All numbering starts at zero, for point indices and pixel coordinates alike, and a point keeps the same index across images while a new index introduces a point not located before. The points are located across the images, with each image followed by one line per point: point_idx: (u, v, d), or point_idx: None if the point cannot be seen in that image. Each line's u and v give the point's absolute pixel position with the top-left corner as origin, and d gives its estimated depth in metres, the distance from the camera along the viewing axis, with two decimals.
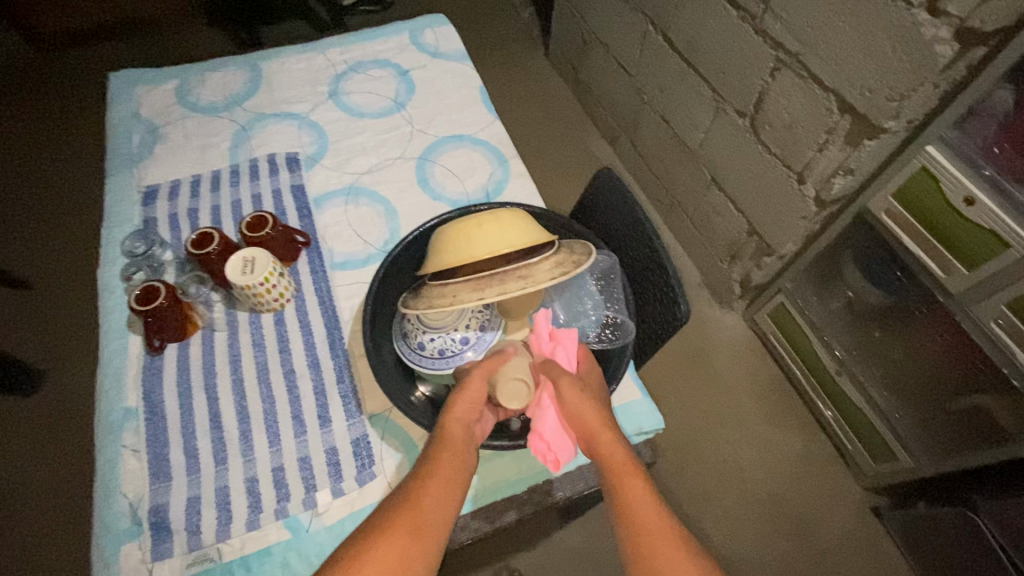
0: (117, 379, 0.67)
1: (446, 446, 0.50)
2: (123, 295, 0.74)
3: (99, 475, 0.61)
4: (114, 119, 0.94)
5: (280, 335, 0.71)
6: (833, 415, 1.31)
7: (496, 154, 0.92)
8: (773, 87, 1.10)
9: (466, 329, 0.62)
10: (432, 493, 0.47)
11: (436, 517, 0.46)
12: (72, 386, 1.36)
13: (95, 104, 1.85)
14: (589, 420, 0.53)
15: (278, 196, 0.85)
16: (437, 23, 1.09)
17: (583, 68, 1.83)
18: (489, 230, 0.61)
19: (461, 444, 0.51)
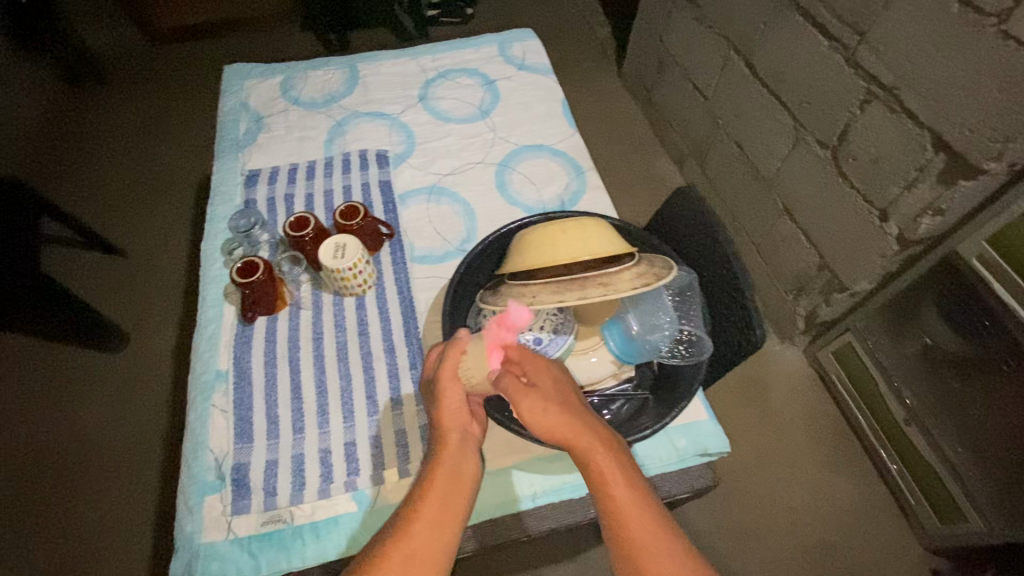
0: (212, 343, 0.73)
1: (440, 471, 0.53)
2: (222, 267, 0.80)
3: (190, 430, 0.66)
4: (224, 107, 1.02)
5: (360, 319, 0.76)
6: (898, 469, 1.24)
7: (573, 165, 0.94)
8: (860, 120, 1.07)
9: (539, 330, 0.64)
10: (430, 520, 0.50)
11: (439, 532, 0.50)
12: (150, 349, 1.47)
13: (196, 93, 2.01)
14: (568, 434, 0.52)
15: (367, 189, 0.90)
16: (524, 37, 1.13)
17: (657, 89, 1.84)
18: (573, 236, 0.62)
19: (453, 470, 0.54)
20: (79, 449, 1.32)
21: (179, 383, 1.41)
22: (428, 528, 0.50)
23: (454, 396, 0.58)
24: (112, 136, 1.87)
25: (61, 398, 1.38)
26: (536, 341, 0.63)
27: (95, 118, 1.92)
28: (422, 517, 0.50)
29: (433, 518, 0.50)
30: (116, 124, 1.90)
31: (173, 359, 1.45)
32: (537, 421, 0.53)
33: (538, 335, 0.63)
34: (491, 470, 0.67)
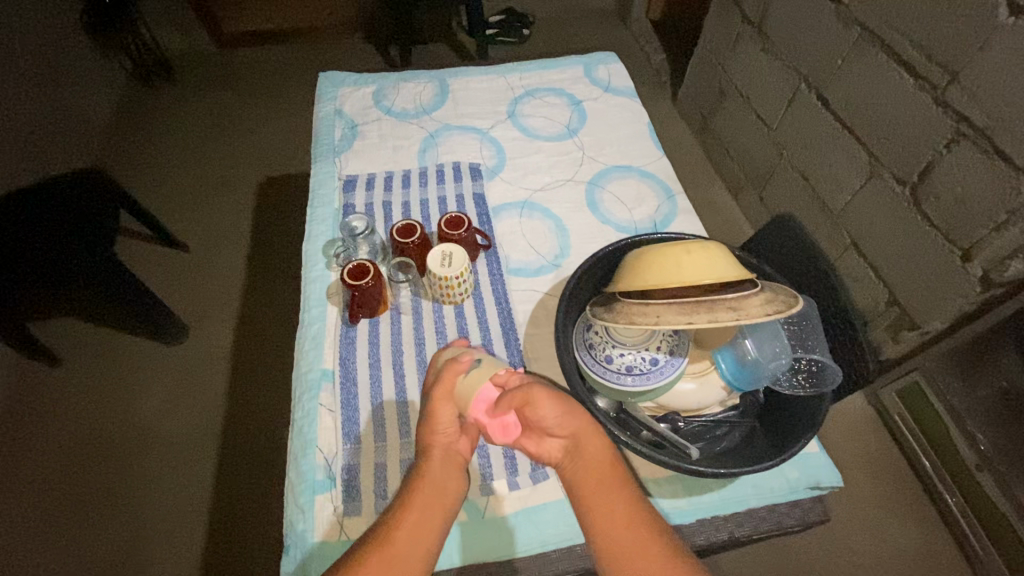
0: (317, 343, 0.74)
1: (424, 474, 0.56)
2: (323, 269, 0.82)
3: (299, 427, 0.67)
4: (319, 113, 1.05)
5: (461, 328, 0.76)
6: (957, 502, 1.22)
7: (663, 188, 0.95)
8: (946, 159, 1.07)
9: (656, 350, 0.64)
10: (408, 521, 0.53)
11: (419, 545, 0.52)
12: (208, 343, 1.48)
13: (260, 96, 2.06)
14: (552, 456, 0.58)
15: (461, 200, 0.91)
16: (609, 61, 1.15)
17: (714, 117, 1.86)
18: (697, 258, 0.63)
19: (438, 472, 0.57)
20: (136, 438, 1.33)
21: (235, 379, 1.42)
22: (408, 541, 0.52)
23: (452, 412, 0.59)
24: (179, 133, 1.93)
25: (121, 386, 1.40)
26: (652, 361, 0.63)
27: (164, 116, 1.98)
28: (403, 526, 0.52)
29: (412, 532, 0.52)
30: (183, 122, 1.96)
31: (230, 354, 1.46)
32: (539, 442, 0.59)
33: (655, 355, 0.63)
34: None
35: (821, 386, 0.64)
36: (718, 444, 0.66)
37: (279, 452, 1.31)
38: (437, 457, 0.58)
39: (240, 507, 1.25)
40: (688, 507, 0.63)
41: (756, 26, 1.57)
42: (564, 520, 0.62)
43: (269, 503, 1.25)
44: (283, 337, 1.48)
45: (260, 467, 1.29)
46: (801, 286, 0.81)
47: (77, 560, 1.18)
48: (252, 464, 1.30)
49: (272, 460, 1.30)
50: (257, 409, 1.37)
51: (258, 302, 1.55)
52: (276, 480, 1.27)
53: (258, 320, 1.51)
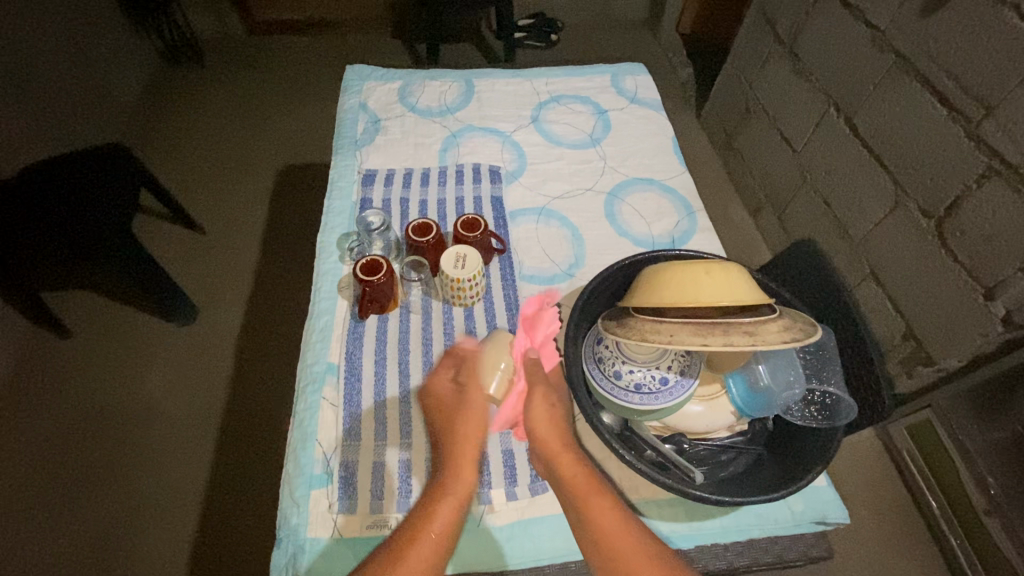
0: (324, 335, 0.74)
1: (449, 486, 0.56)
2: (336, 262, 0.81)
3: (300, 418, 0.67)
4: (344, 105, 1.05)
5: (469, 331, 0.76)
6: (961, 544, 1.19)
7: (684, 204, 0.93)
8: (975, 195, 1.05)
9: (666, 369, 0.62)
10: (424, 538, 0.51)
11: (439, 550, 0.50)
12: (215, 324, 1.49)
13: (286, 83, 2.07)
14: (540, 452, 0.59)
15: (479, 203, 0.90)
16: (637, 72, 1.14)
17: (738, 135, 1.84)
18: (716, 278, 0.61)
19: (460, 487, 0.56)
20: (137, 415, 1.33)
21: (240, 364, 1.42)
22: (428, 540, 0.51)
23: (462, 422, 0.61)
24: (204, 116, 1.95)
25: (127, 362, 1.41)
26: (662, 380, 0.62)
27: (190, 97, 2.00)
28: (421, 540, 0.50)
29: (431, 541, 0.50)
30: (208, 105, 1.98)
31: (237, 339, 1.46)
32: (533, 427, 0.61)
33: (665, 375, 0.62)
34: None
35: (833, 419, 0.62)
36: (723, 471, 0.64)
37: (277, 442, 1.31)
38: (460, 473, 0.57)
39: (234, 494, 1.24)
40: (686, 532, 0.61)
41: (788, 46, 1.55)
42: (563, 536, 0.61)
43: (264, 492, 1.24)
44: (291, 326, 1.48)
45: (258, 455, 1.29)
46: (819, 315, 0.79)
47: (69, 533, 1.18)
48: (250, 451, 1.29)
49: (270, 450, 1.29)
50: (258, 397, 1.37)
51: (269, 289, 1.55)
52: (272, 470, 1.27)
53: (267, 307, 1.52)
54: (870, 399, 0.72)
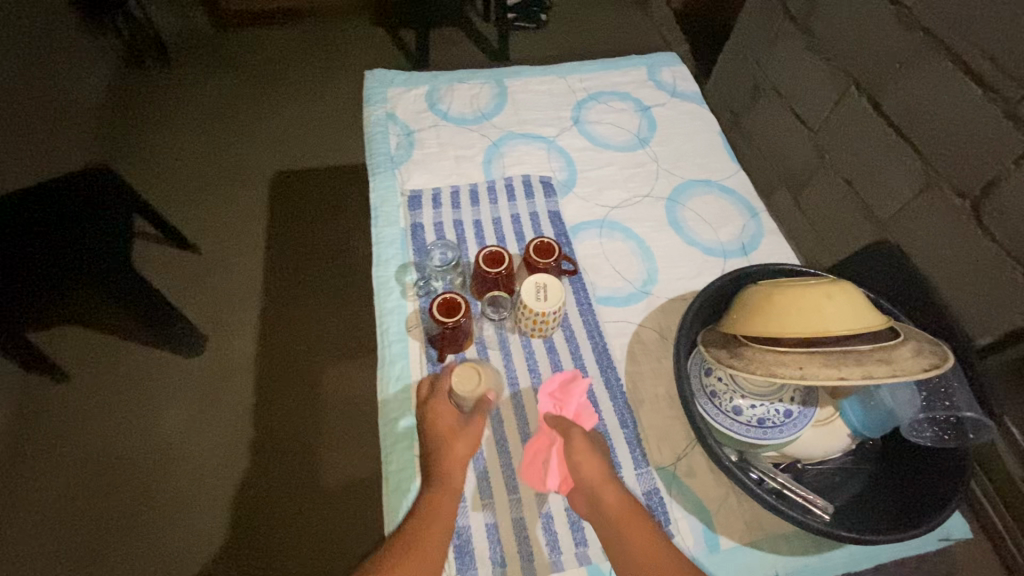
0: (403, 385, 0.68)
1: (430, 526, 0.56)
2: (398, 298, 0.75)
3: (396, 482, 0.62)
4: (370, 116, 0.96)
5: (555, 365, 0.71)
6: None
7: (746, 205, 0.90)
8: (1015, 175, 1.05)
9: (789, 401, 0.60)
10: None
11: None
12: (229, 351, 1.40)
13: (265, 82, 1.93)
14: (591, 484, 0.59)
15: (536, 219, 0.84)
16: (672, 61, 1.09)
17: (745, 114, 1.81)
18: (835, 303, 0.58)
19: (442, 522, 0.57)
20: (157, 459, 1.25)
21: (261, 392, 1.34)
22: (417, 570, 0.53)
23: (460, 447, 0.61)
24: (180, 122, 1.80)
25: (136, 401, 1.31)
26: (785, 413, 0.59)
27: (162, 103, 1.84)
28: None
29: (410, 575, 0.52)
30: (184, 110, 1.83)
31: (254, 366, 1.38)
32: (578, 463, 0.60)
33: (788, 407, 0.59)
34: (726, 549, 0.60)
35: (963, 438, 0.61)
36: (843, 498, 0.62)
37: (312, 471, 1.24)
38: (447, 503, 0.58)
39: (274, 533, 1.18)
40: (818, 565, 0.60)
41: (800, 23, 1.52)
42: None
43: (306, 526, 1.19)
44: (309, 347, 1.40)
45: (294, 487, 1.23)
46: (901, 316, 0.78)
47: None
48: (285, 485, 1.23)
49: (306, 481, 1.23)
50: (284, 426, 1.30)
51: (280, 309, 1.46)
52: (311, 502, 1.21)
53: (281, 328, 1.43)
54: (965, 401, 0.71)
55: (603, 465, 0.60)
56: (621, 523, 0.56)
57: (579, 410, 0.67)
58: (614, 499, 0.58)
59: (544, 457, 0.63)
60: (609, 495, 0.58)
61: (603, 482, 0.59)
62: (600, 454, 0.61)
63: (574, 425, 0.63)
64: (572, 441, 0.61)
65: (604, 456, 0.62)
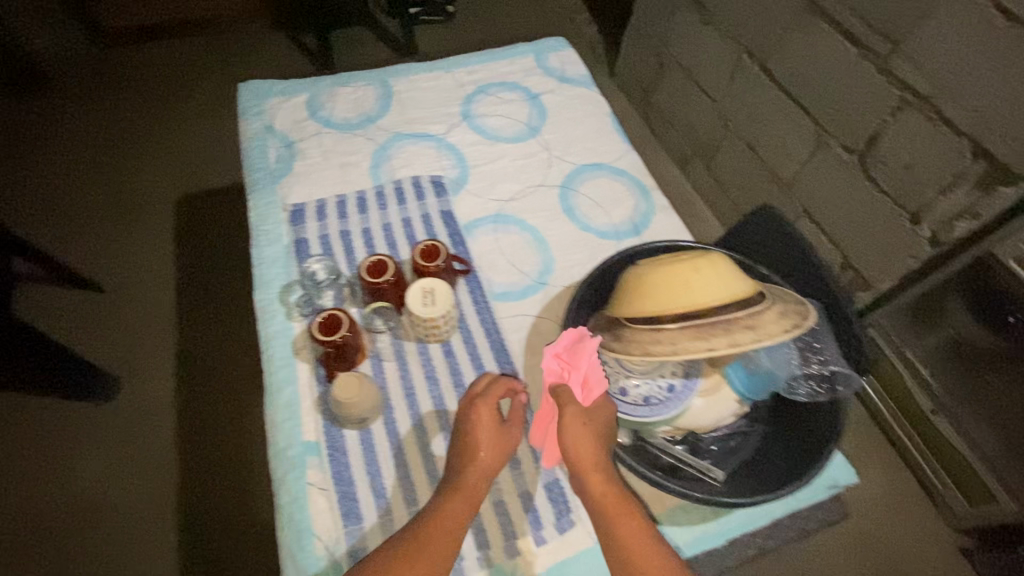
0: (292, 410, 0.65)
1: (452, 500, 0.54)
2: (284, 320, 0.72)
3: (289, 513, 0.59)
4: (247, 131, 0.92)
5: (453, 369, 0.69)
6: (914, 445, 1.30)
7: (638, 184, 0.91)
8: (892, 127, 1.10)
9: (670, 376, 0.61)
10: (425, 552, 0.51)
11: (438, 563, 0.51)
12: (146, 391, 1.32)
13: (161, 102, 1.82)
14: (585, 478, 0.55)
15: (427, 221, 0.82)
16: (560, 46, 1.08)
17: (655, 91, 1.84)
18: (704, 274, 0.59)
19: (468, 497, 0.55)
20: (77, 516, 1.18)
21: (185, 430, 1.28)
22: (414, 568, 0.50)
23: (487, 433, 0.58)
24: (68, 154, 1.68)
25: (47, 458, 1.23)
26: (668, 389, 0.60)
27: (46, 135, 1.71)
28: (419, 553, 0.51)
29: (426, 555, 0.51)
30: (71, 140, 1.70)
31: (174, 404, 1.31)
32: (572, 450, 0.56)
33: (670, 382, 0.60)
34: None
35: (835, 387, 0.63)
36: (736, 462, 0.64)
37: (247, 505, 1.20)
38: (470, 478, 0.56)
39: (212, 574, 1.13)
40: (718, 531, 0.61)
41: None
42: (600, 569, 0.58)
43: (246, 562, 1.14)
44: (232, 376, 1.34)
45: (229, 523, 1.18)
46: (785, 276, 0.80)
47: None
48: (219, 523, 1.18)
49: (241, 515, 1.19)
50: (213, 461, 1.24)
51: (197, 340, 1.39)
52: (249, 536, 1.16)
53: (200, 359, 1.36)
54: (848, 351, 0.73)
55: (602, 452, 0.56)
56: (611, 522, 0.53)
57: (589, 373, 0.61)
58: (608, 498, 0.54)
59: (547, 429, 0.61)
60: (593, 479, 0.55)
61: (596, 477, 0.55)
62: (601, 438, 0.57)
63: (571, 407, 0.58)
64: (562, 422, 0.57)
65: (604, 439, 0.57)
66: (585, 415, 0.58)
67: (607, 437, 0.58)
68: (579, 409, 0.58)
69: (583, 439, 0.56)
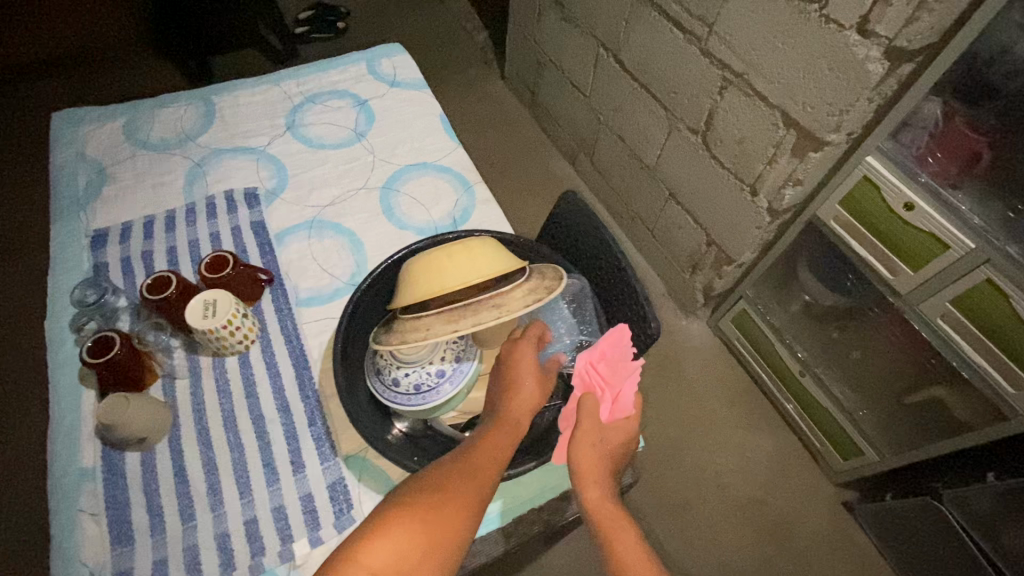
0: (71, 439, 0.64)
1: (487, 443, 0.54)
2: (74, 347, 0.70)
3: (55, 543, 0.57)
4: (56, 160, 0.90)
5: (247, 380, 0.68)
6: (794, 407, 1.35)
7: (460, 180, 0.93)
8: (722, 105, 1.14)
9: (440, 362, 0.61)
10: (451, 493, 0.49)
11: (462, 511, 0.49)
12: (10, 441, 1.26)
13: (31, 140, 1.75)
14: (581, 480, 0.55)
15: (238, 234, 0.82)
16: (393, 52, 1.10)
17: (538, 90, 1.88)
18: (458, 260, 0.62)
19: (503, 444, 0.55)
20: None
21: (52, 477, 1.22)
22: (462, 490, 0.50)
23: (534, 391, 0.59)
24: None
25: None
26: (438, 374, 0.61)
27: None
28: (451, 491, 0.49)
29: (458, 491, 0.50)
30: None
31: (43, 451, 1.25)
32: (578, 453, 0.56)
33: (440, 368, 0.61)
34: None
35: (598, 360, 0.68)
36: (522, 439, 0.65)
37: None
38: (504, 433, 0.55)
39: None
40: (502, 510, 0.62)
41: None
42: None
43: None
44: None
45: None
46: (583, 261, 0.79)
47: None
48: None
49: None
50: None
51: None
52: None
53: None
54: (639, 330, 0.72)
55: (604, 463, 0.57)
56: (607, 521, 0.53)
57: (618, 394, 0.61)
58: (609, 502, 0.54)
59: (562, 434, 0.61)
60: (589, 492, 0.54)
61: (598, 481, 0.55)
62: (605, 448, 0.58)
63: (593, 417, 0.58)
64: (577, 431, 0.57)
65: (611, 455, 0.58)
66: (603, 430, 0.59)
67: (614, 455, 0.58)
68: (599, 422, 0.59)
69: (592, 444, 0.57)
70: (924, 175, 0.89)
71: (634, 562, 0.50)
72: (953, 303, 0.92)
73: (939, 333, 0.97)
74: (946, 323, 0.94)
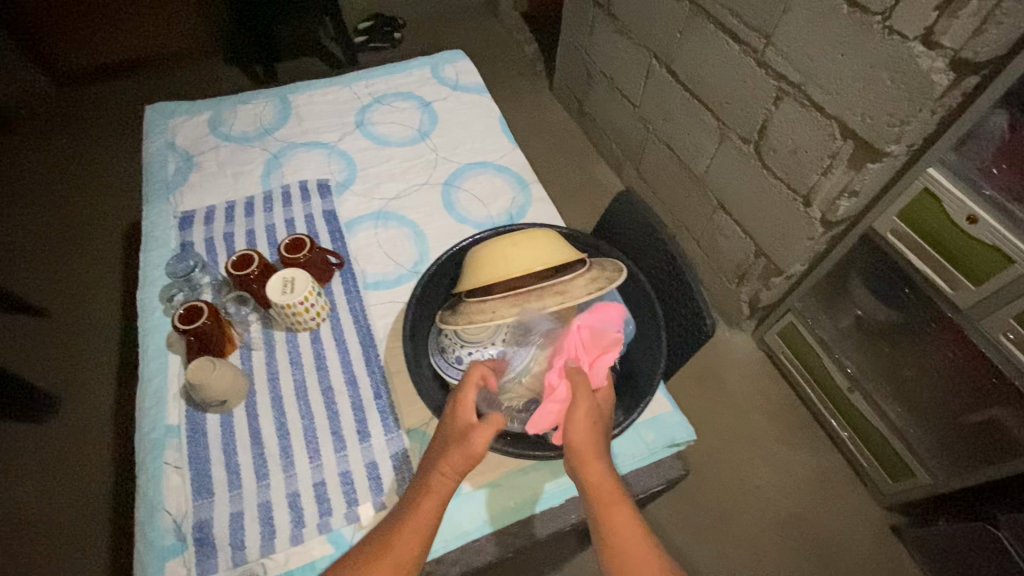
0: (158, 398, 0.69)
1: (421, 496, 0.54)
2: (163, 315, 0.76)
3: (143, 491, 0.62)
4: (149, 148, 0.98)
5: (317, 354, 0.73)
6: (848, 434, 1.30)
7: (517, 179, 0.96)
8: (776, 116, 1.15)
9: (502, 343, 0.65)
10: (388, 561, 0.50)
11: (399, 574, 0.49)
12: (85, 410, 1.36)
13: (113, 135, 1.90)
14: (576, 455, 0.56)
15: (310, 221, 0.87)
16: (456, 58, 1.15)
17: (587, 100, 1.91)
18: (524, 248, 0.64)
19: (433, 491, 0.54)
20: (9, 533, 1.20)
21: (122, 446, 1.31)
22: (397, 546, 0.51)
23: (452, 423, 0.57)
24: (20, 189, 1.74)
25: None
26: (498, 354, 0.65)
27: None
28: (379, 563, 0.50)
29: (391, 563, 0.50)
30: (24, 175, 1.78)
31: (113, 422, 1.34)
32: (574, 426, 0.57)
33: (501, 348, 0.65)
34: (469, 492, 0.63)
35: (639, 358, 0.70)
36: None
37: None
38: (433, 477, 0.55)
39: None
40: (553, 491, 0.64)
41: (606, 9, 1.63)
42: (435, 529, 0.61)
43: None
44: None
45: None
46: (637, 259, 0.81)
47: None
48: None
49: None
50: None
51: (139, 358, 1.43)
52: None
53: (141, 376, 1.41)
54: (693, 326, 0.73)
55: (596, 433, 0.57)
56: (602, 497, 0.54)
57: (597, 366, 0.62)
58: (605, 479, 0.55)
59: (546, 407, 0.59)
60: (587, 467, 0.55)
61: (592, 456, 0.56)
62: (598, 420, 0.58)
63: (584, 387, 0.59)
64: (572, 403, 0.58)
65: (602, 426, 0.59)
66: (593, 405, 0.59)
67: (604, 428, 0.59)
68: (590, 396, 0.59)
69: (586, 416, 0.57)
70: (989, 188, 0.88)
71: (628, 536, 0.51)
72: (1017, 320, 0.89)
73: (1002, 351, 0.94)
74: (1010, 341, 0.91)
